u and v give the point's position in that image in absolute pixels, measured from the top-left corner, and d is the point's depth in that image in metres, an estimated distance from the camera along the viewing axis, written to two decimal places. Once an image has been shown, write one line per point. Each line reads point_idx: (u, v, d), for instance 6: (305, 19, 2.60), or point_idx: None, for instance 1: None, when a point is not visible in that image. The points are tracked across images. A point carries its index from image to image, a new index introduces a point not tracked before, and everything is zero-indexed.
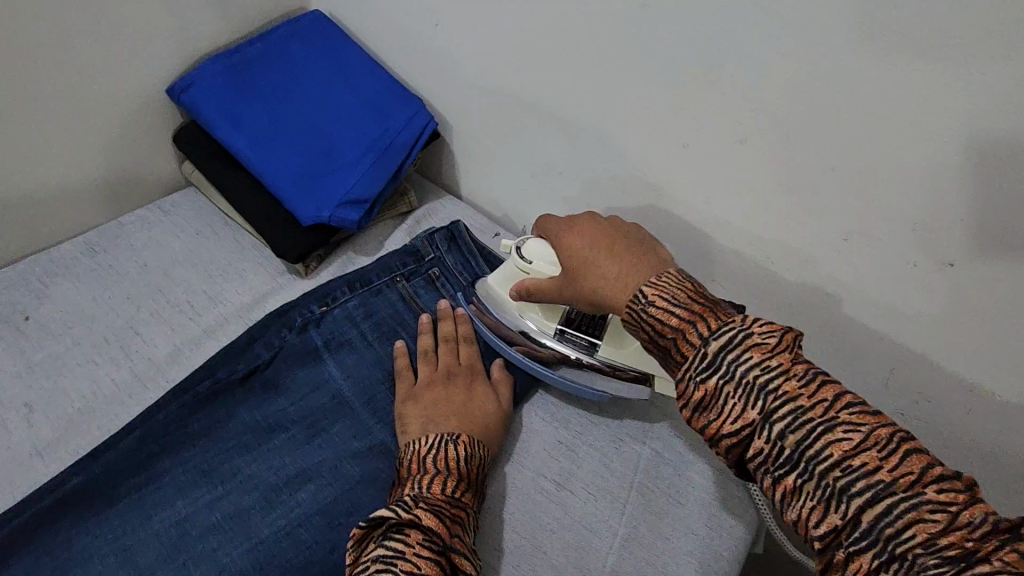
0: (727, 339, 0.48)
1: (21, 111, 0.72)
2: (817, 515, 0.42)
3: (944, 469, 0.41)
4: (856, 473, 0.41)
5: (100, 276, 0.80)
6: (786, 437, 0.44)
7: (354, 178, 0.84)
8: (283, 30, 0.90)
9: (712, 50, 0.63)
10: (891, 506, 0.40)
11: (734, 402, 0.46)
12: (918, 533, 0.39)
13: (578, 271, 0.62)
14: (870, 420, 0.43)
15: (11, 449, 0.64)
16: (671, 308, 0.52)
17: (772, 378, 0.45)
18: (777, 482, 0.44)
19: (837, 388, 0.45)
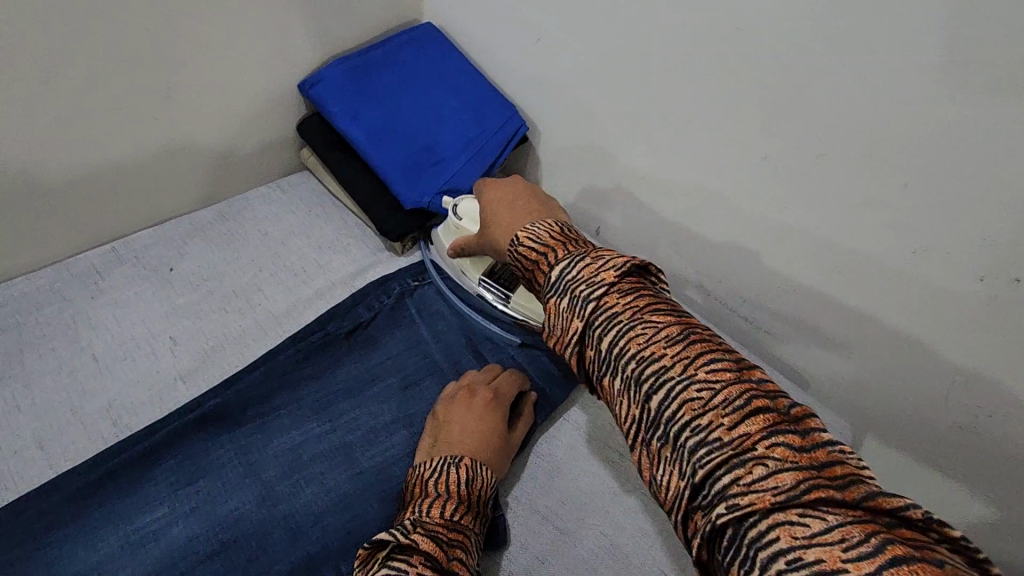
0: (566, 263, 0.57)
1: (188, 94, 0.85)
2: (624, 410, 0.49)
3: (723, 361, 0.48)
4: (649, 363, 0.48)
5: (230, 240, 0.92)
6: (602, 340, 0.52)
7: (453, 171, 0.95)
8: (400, 38, 1.01)
9: (796, 67, 0.70)
10: (672, 391, 0.47)
11: (565, 312, 0.54)
12: (688, 414, 0.45)
13: (485, 222, 0.73)
14: (672, 324, 0.51)
15: (160, 371, 0.75)
16: (532, 245, 0.62)
17: (593, 289, 0.53)
18: (602, 382, 0.52)
19: (651, 300, 0.53)
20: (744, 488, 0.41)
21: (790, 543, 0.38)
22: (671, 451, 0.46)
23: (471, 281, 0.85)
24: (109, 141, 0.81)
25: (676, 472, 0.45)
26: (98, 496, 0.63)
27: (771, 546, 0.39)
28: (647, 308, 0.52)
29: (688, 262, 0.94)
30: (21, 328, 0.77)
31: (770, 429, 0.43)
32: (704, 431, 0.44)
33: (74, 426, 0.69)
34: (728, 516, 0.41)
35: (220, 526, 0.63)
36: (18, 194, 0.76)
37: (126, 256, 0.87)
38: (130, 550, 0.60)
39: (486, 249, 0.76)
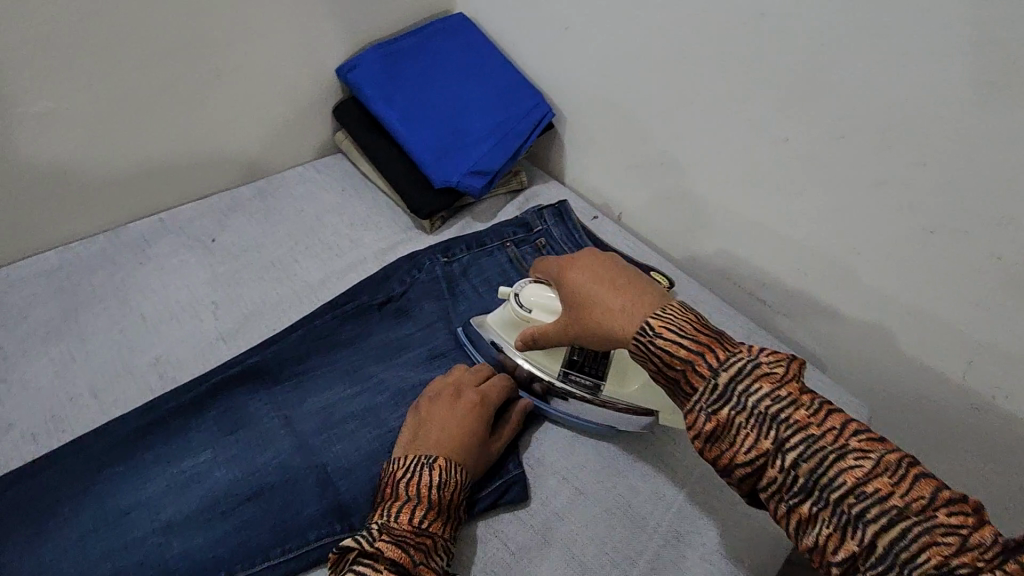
0: (737, 370, 0.53)
1: (234, 75, 0.90)
2: (833, 542, 0.47)
3: (949, 494, 0.47)
4: (870, 498, 0.47)
5: (267, 215, 0.96)
6: (799, 465, 0.49)
7: (480, 154, 0.98)
8: (434, 27, 1.05)
9: (818, 50, 0.72)
10: (905, 530, 0.45)
11: (747, 432, 0.51)
12: (934, 559, 0.44)
13: (582, 306, 0.65)
14: (878, 447, 0.49)
15: (203, 332, 0.80)
16: (678, 340, 0.56)
17: (783, 408, 0.51)
18: (794, 510, 0.49)
19: (844, 417, 0.51)
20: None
21: None
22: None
23: (552, 375, 0.74)
24: (161, 117, 0.86)
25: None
26: (147, 440, 0.67)
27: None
28: (846, 431, 0.50)
29: (708, 244, 0.96)
30: (76, 289, 0.82)
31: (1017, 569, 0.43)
32: (950, 573, 0.43)
33: (125, 378, 0.74)
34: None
35: (259, 472, 0.67)
36: (76, 161, 0.82)
37: (172, 226, 0.92)
38: (176, 489, 0.64)
39: (572, 334, 0.67)
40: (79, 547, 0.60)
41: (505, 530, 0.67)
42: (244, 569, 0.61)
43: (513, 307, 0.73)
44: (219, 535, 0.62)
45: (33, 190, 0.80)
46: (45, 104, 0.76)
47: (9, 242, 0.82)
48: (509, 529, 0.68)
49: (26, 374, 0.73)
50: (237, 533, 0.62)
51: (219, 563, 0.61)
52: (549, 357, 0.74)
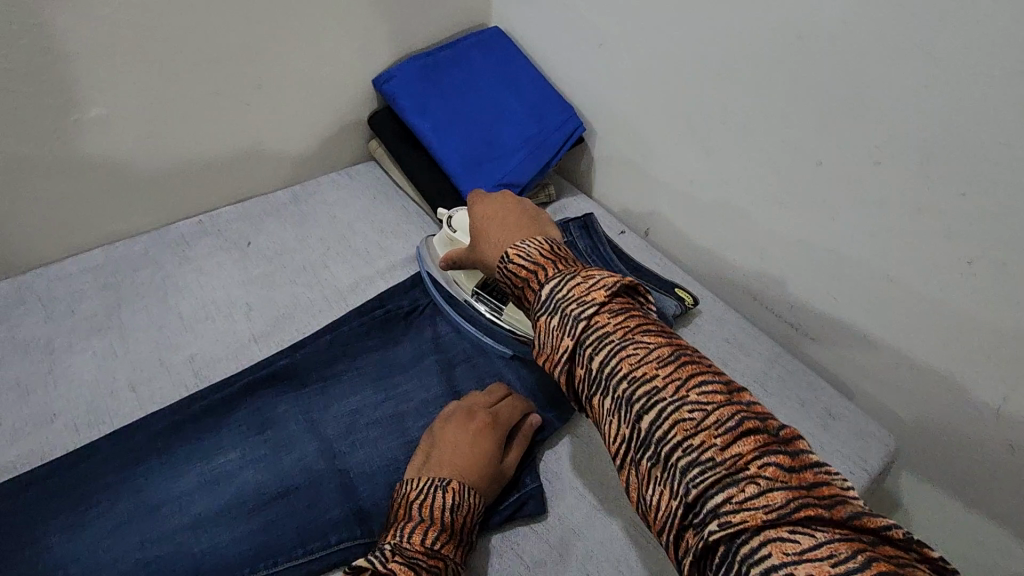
0: (556, 281, 0.56)
1: (277, 85, 0.93)
2: (615, 428, 0.49)
3: (721, 385, 0.47)
4: (640, 385, 0.48)
5: (301, 220, 0.99)
6: (593, 360, 0.51)
7: (510, 166, 0.99)
8: (469, 40, 1.07)
9: (858, 74, 0.71)
10: (665, 413, 0.47)
11: (554, 331, 0.53)
12: (680, 436, 0.45)
13: (476, 239, 0.71)
14: (663, 342, 0.50)
15: (237, 332, 0.83)
16: (523, 263, 0.60)
17: (584, 308, 0.53)
18: (591, 402, 0.52)
19: (644, 319, 0.52)
20: (732, 502, 0.42)
21: (781, 559, 0.38)
22: (660, 470, 0.46)
23: (465, 292, 0.84)
24: (207, 124, 0.90)
25: (666, 491, 0.45)
26: (182, 435, 0.70)
27: (765, 562, 0.39)
28: (640, 330, 0.51)
29: (736, 265, 0.95)
30: (120, 286, 0.85)
31: (762, 449, 0.44)
32: (692, 448, 0.45)
33: (162, 374, 0.77)
34: (716, 528, 0.42)
35: (285, 474, 0.69)
36: (126, 163, 0.86)
37: (211, 228, 0.95)
38: (206, 485, 0.67)
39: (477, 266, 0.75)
40: (112, 537, 0.62)
41: (521, 542, 0.68)
42: (266, 567, 0.62)
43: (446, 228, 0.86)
44: (244, 533, 0.64)
45: (85, 189, 0.84)
46: (101, 110, 0.80)
47: (60, 238, 0.86)
48: (525, 541, 0.68)
49: (71, 366, 0.76)
50: (262, 532, 0.64)
51: (242, 560, 0.62)
52: (468, 275, 0.84)
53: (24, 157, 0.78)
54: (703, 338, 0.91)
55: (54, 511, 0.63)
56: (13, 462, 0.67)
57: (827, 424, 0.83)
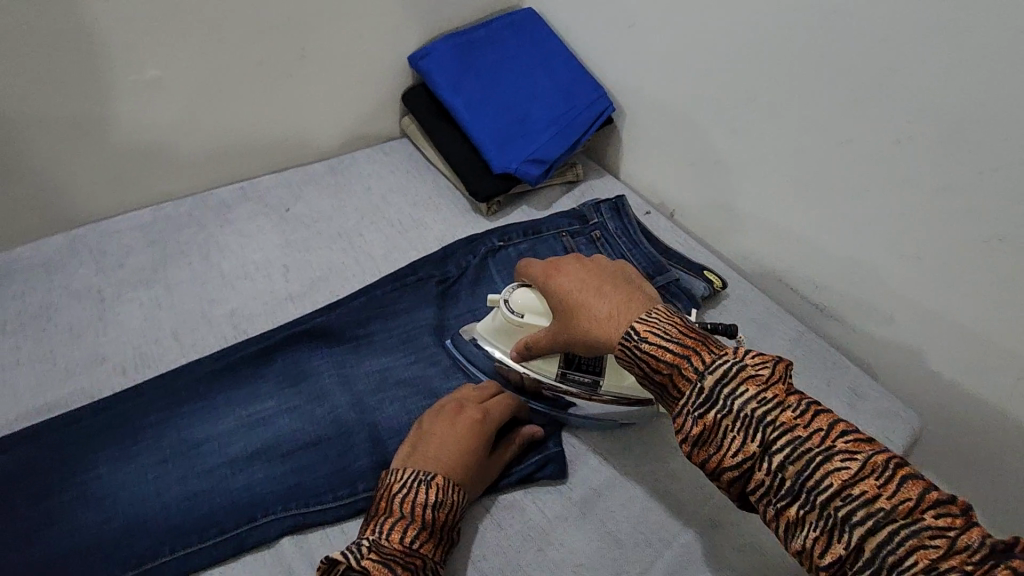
0: (722, 372, 0.53)
1: (318, 58, 0.97)
2: (820, 545, 0.48)
3: (938, 494, 0.47)
4: (857, 501, 0.47)
5: (335, 191, 1.01)
6: (786, 468, 0.50)
7: (540, 143, 1.01)
8: (503, 20, 1.09)
9: (894, 50, 0.71)
10: (892, 533, 0.46)
11: (733, 435, 0.51)
12: (923, 562, 0.44)
13: (568, 312, 0.66)
14: (865, 449, 0.49)
15: (274, 292, 0.86)
16: (664, 344, 0.57)
17: (769, 410, 0.51)
18: (781, 514, 0.50)
19: (832, 418, 0.51)
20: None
21: None
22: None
23: (550, 377, 0.74)
24: (249, 93, 0.93)
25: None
26: (220, 384, 0.73)
27: None
28: (834, 433, 0.50)
29: (761, 247, 0.95)
30: (163, 245, 0.89)
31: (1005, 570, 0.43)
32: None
33: (203, 327, 0.81)
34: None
35: (317, 423, 0.71)
36: (172, 128, 0.90)
37: (250, 195, 0.98)
38: (243, 430, 0.70)
39: (569, 346, 0.67)
40: (156, 471, 0.66)
41: (543, 499, 0.70)
42: (298, 507, 0.65)
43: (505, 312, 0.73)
44: (278, 474, 0.67)
45: (134, 151, 0.89)
46: (152, 73, 0.84)
47: (108, 197, 0.90)
48: (547, 498, 0.70)
49: (118, 317, 0.80)
50: (295, 474, 0.67)
51: (276, 499, 0.65)
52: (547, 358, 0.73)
53: (81, 114, 0.82)
54: (727, 318, 0.91)
55: (100, 447, 0.67)
56: (64, 401, 0.71)
57: (851, 405, 0.83)
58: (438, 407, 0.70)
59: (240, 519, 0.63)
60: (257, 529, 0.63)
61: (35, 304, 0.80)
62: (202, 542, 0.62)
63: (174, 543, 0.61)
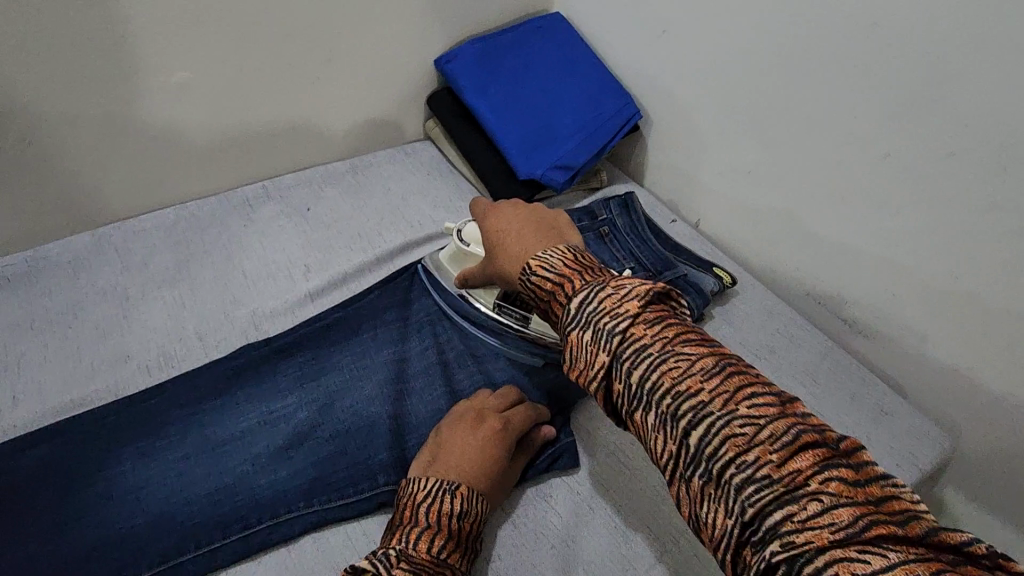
0: (586, 291, 0.54)
1: (346, 59, 0.97)
2: (660, 444, 0.48)
3: (764, 392, 0.46)
4: (684, 398, 0.47)
5: (358, 190, 1.02)
6: (630, 372, 0.49)
7: (565, 149, 1.00)
8: (531, 25, 1.08)
9: (933, 63, 0.70)
10: (712, 427, 0.45)
11: (589, 346, 0.52)
12: (733, 452, 0.44)
13: (490, 248, 0.69)
14: (704, 352, 0.49)
15: (295, 290, 0.86)
16: (546, 275, 0.59)
17: (619, 322, 0.51)
18: (632, 417, 0.50)
19: (677, 327, 0.51)
20: (795, 524, 0.40)
21: None
22: (714, 488, 0.44)
23: (487, 306, 0.80)
24: (277, 93, 0.94)
25: (722, 510, 0.44)
26: (242, 380, 0.73)
27: None
28: (677, 339, 0.50)
29: (788, 257, 0.94)
30: (189, 242, 0.90)
31: (821, 463, 0.42)
32: (749, 466, 0.43)
33: (226, 324, 0.81)
34: (775, 545, 0.40)
35: (337, 421, 0.71)
36: (201, 126, 0.90)
37: (274, 192, 0.99)
38: (265, 427, 0.70)
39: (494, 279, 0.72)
40: (179, 467, 0.66)
41: (555, 495, 0.70)
42: (320, 504, 0.65)
43: (457, 241, 0.82)
44: (299, 471, 0.67)
45: (163, 149, 0.89)
46: (183, 74, 0.84)
47: (136, 194, 0.91)
48: (559, 494, 0.70)
49: (144, 313, 0.81)
50: (316, 472, 0.67)
51: (297, 497, 0.65)
52: (486, 289, 0.80)
53: (113, 113, 0.82)
54: (751, 327, 0.90)
55: (125, 440, 0.67)
56: (90, 394, 0.72)
57: (879, 421, 0.81)
58: (456, 417, 0.70)
59: (263, 517, 0.63)
60: (279, 527, 0.63)
61: (62, 301, 0.80)
62: (225, 539, 0.62)
63: (198, 540, 0.61)
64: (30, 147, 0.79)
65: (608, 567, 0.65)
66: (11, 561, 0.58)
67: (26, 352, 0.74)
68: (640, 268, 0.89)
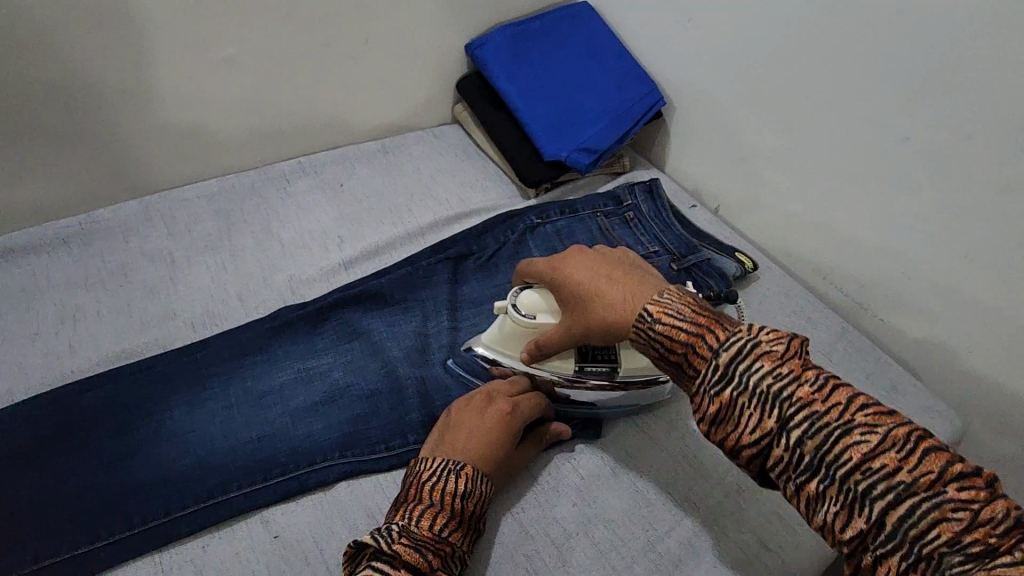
0: (738, 349, 0.52)
1: (381, 41, 1.01)
2: (842, 520, 0.46)
3: (964, 466, 0.44)
4: (877, 474, 0.45)
5: (389, 169, 1.05)
6: (804, 443, 0.48)
7: (590, 133, 1.03)
8: (559, 13, 1.11)
9: (955, 50, 0.72)
10: (913, 506, 0.43)
11: (751, 412, 0.50)
12: (942, 534, 0.42)
13: (581, 300, 0.65)
14: (887, 421, 0.47)
15: (329, 260, 0.90)
16: (677, 323, 0.56)
17: (785, 385, 0.49)
18: (801, 488, 0.48)
19: (849, 391, 0.49)
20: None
21: None
22: (912, 567, 0.43)
23: (569, 374, 0.72)
24: (314, 73, 0.98)
25: None
26: (280, 339, 0.78)
27: None
28: (853, 405, 0.48)
29: (806, 241, 0.96)
30: (229, 212, 0.94)
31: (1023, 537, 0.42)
32: (963, 547, 0.42)
33: (265, 288, 0.86)
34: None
35: (369, 380, 0.75)
36: (243, 101, 0.95)
37: (309, 169, 1.03)
38: (301, 382, 0.74)
39: (581, 339, 0.66)
40: (223, 416, 0.70)
41: (579, 457, 0.72)
42: (353, 454, 0.69)
43: (516, 316, 0.71)
44: (334, 423, 0.71)
45: (209, 122, 0.94)
46: (229, 50, 0.89)
47: (181, 164, 0.96)
48: (583, 458, 0.73)
49: (188, 276, 0.85)
50: (351, 425, 0.71)
51: (331, 446, 0.69)
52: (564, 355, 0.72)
53: (165, 86, 0.87)
54: (767, 308, 0.92)
55: (172, 389, 0.72)
56: (140, 348, 0.77)
57: (892, 400, 0.83)
58: (466, 401, 0.69)
59: (301, 461, 0.67)
60: (316, 472, 0.67)
61: (113, 262, 0.85)
62: (266, 481, 0.66)
63: (241, 480, 0.65)
64: (90, 116, 0.84)
65: (629, 524, 0.67)
66: (72, 492, 0.63)
67: (80, 307, 0.79)
68: (661, 249, 0.93)
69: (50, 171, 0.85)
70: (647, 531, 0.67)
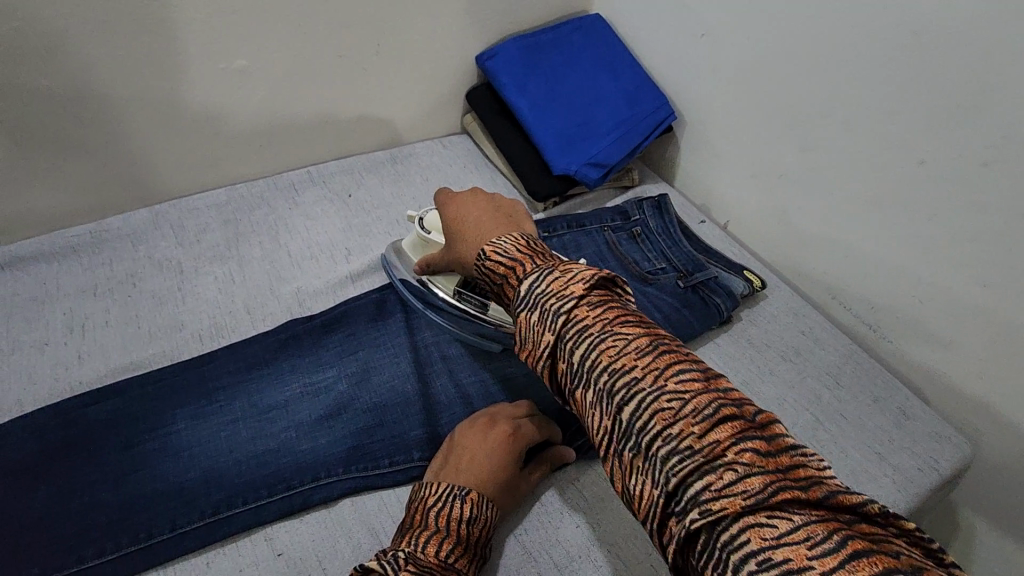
0: (535, 276, 0.56)
1: (394, 53, 1.01)
2: (597, 420, 0.49)
3: (692, 369, 0.47)
4: (619, 376, 0.48)
5: (397, 180, 1.06)
6: (572, 352, 0.51)
7: (600, 147, 1.03)
8: (571, 25, 1.11)
9: (977, 71, 0.71)
10: (642, 402, 0.47)
11: (536, 328, 0.54)
12: (659, 425, 0.45)
13: (452, 238, 0.71)
14: (640, 333, 0.50)
15: (336, 271, 0.90)
16: (500, 259, 0.60)
17: (564, 304, 0.53)
18: (572, 394, 0.52)
19: (620, 310, 0.52)
20: (715, 494, 0.42)
21: (759, 544, 0.39)
22: (642, 460, 0.46)
23: (447, 293, 0.80)
24: (326, 83, 0.98)
25: (648, 482, 0.45)
26: (287, 351, 0.78)
27: (742, 548, 0.39)
28: (617, 320, 0.51)
29: (817, 260, 0.95)
30: (238, 222, 0.94)
31: (738, 436, 0.43)
32: (673, 438, 0.44)
33: (272, 299, 0.86)
34: (700, 520, 0.41)
35: (373, 394, 0.75)
36: (254, 112, 0.95)
37: (319, 178, 1.03)
38: (307, 396, 0.74)
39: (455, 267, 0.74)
40: (228, 429, 0.70)
41: (582, 480, 0.72)
42: (357, 470, 0.69)
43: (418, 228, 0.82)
44: (339, 438, 0.71)
45: (219, 133, 0.94)
46: (243, 61, 0.89)
47: (192, 174, 0.96)
48: (587, 479, 0.72)
49: (196, 287, 0.85)
50: (355, 441, 0.71)
51: (335, 462, 0.69)
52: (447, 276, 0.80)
53: (178, 97, 0.88)
54: (776, 328, 0.92)
55: (179, 401, 0.72)
56: (148, 359, 0.77)
57: (901, 424, 0.83)
58: (468, 426, 0.69)
59: (305, 477, 0.67)
60: (321, 488, 0.67)
61: (123, 271, 0.85)
62: (270, 497, 0.66)
63: (246, 495, 0.66)
64: (102, 126, 0.85)
65: (631, 547, 0.67)
66: (78, 505, 0.64)
67: (90, 317, 0.80)
68: (670, 267, 0.92)
69: (63, 181, 0.86)
70: (652, 556, 0.67)
